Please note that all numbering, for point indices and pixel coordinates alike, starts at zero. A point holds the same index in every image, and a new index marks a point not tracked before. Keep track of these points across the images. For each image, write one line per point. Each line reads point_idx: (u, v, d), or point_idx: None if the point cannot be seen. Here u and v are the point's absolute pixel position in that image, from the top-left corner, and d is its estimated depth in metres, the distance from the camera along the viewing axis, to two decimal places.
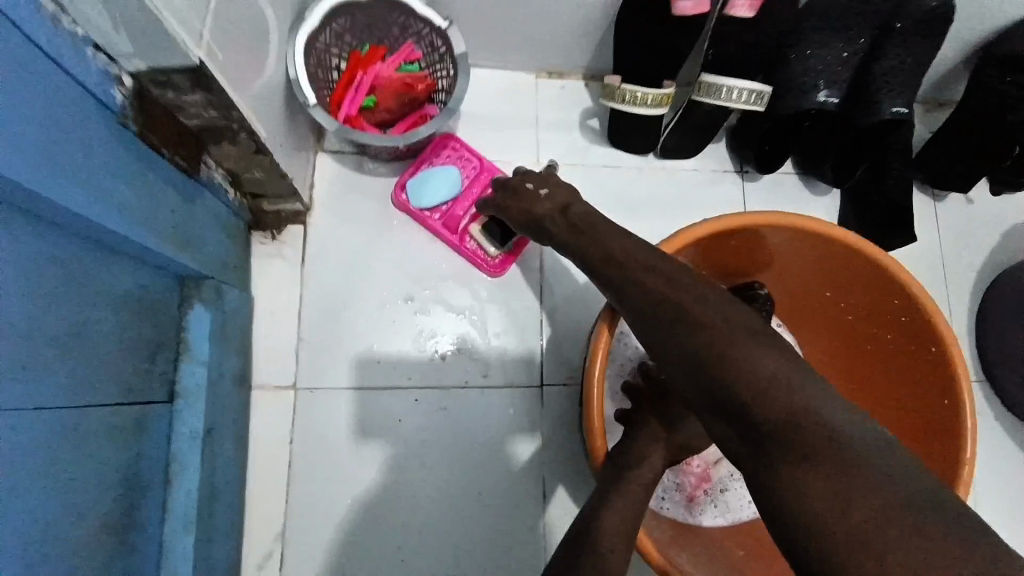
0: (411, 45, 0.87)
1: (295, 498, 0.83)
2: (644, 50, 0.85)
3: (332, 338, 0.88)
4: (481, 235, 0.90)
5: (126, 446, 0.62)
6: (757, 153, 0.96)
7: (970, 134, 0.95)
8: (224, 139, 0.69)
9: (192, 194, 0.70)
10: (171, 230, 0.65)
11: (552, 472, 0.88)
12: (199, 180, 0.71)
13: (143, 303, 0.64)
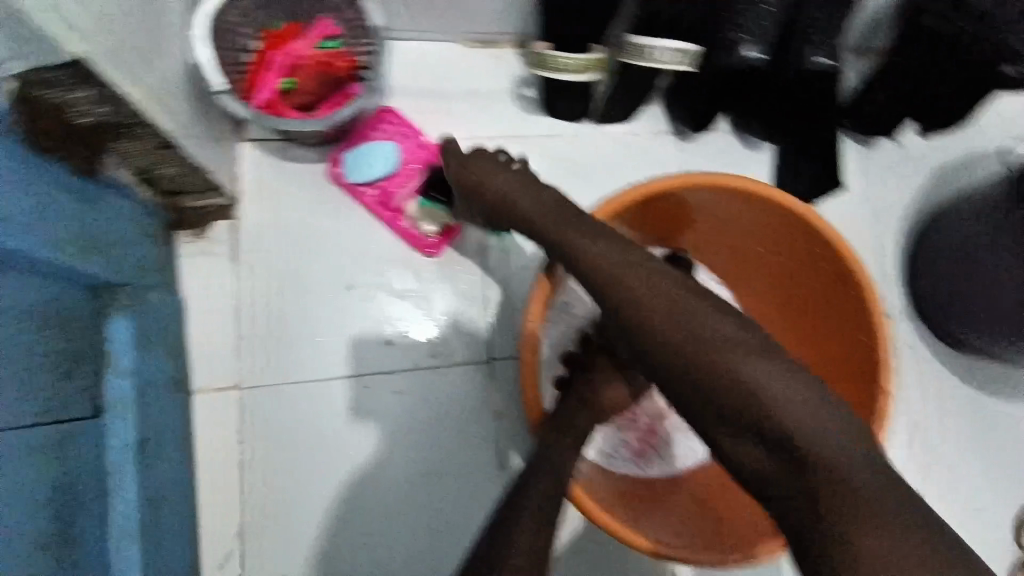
0: (329, 20, 0.80)
1: (250, 497, 0.83)
2: (566, 14, 0.83)
3: (271, 334, 0.86)
4: (416, 213, 0.90)
5: (55, 465, 0.60)
6: (692, 112, 0.97)
7: (898, 81, 0.95)
8: (125, 137, 0.65)
9: (96, 197, 0.66)
10: (75, 239, 0.61)
11: (507, 444, 0.89)
12: (102, 182, 0.67)
13: (48, 315, 0.60)
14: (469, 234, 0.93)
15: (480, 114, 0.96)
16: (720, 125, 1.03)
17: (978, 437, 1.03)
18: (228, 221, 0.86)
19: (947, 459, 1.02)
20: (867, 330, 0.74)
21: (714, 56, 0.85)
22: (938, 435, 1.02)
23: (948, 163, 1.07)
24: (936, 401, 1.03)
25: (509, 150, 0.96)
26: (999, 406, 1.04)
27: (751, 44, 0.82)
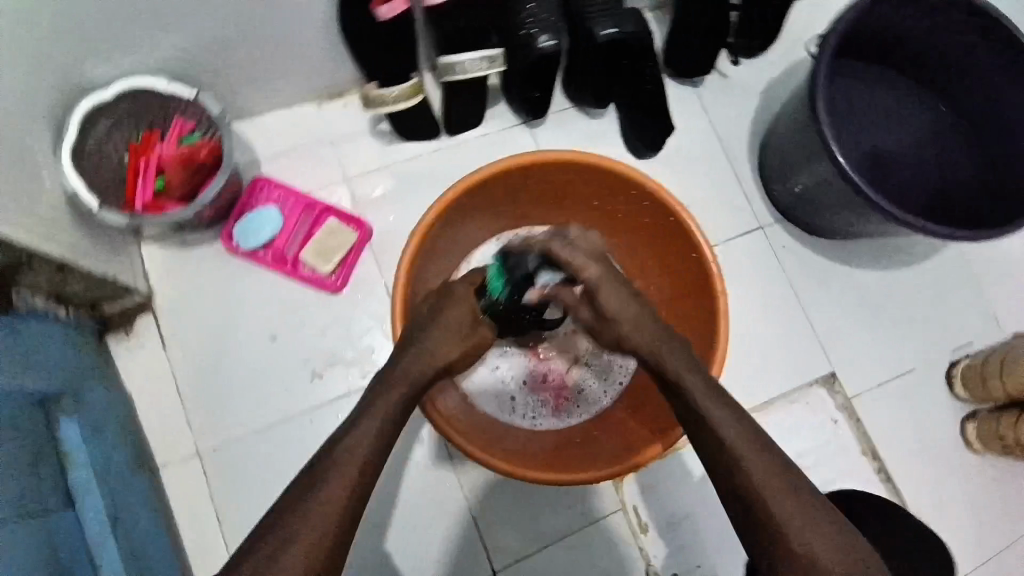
0: (180, 119, 0.94)
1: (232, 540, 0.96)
2: (376, 57, 0.94)
3: (212, 399, 0.99)
4: (311, 259, 1.01)
5: (47, 549, 0.72)
6: (528, 101, 1.06)
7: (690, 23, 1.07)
8: (27, 269, 0.78)
9: (19, 325, 0.78)
10: (9, 364, 0.72)
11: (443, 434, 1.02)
12: (19, 312, 0.80)
13: (10, 429, 0.71)
14: (366, 262, 1.05)
15: (344, 158, 1.08)
16: (560, 104, 1.15)
17: (869, 310, 1.13)
18: (151, 314, 1.00)
19: (846, 336, 1.12)
20: (689, 245, 0.91)
21: (519, 51, 0.96)
22: (828, 316, 1.13)
23: (774, 78, 1.19)
24: (818, 289, 1.14)
25: (380, 181, 1.08)
26: (881, 276, 1.15)
27: (542, 33, 0.94)
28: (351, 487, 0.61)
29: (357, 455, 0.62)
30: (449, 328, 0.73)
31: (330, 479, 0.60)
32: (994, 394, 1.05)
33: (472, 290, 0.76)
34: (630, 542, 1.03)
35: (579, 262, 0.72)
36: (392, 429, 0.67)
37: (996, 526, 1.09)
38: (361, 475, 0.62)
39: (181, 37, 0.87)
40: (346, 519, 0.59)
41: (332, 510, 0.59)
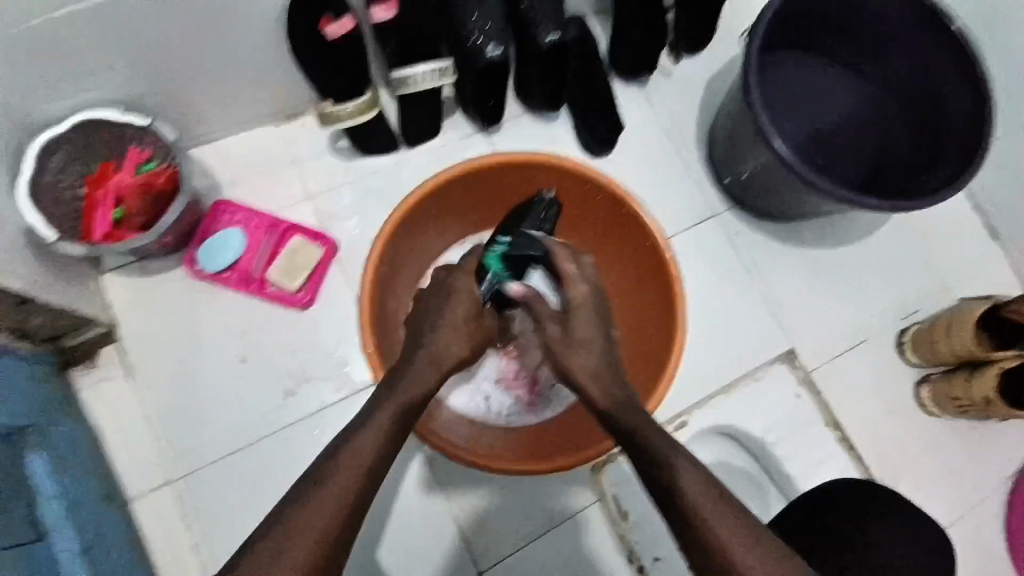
0: (137, 148, 0.93)
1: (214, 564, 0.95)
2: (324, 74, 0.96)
3: (184, 426, 0.98)
4: (279, 277, 1.02)
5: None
6: (484, 109, 1.10)
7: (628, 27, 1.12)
8: None
9: None
10: None
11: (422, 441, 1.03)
12: None
13: None
14: (334, 277, 1.06)
15: (305, 177, 1.09)
16: (514, 111, 1.18)
17: (822, 287, 1.19)
18: (114, 345, 1.00)
19: (802, 313, 1.18)
20: (643, 233, 0.97)
21: (469, 62, 1.00)
22: (784, 296, 1.18)
23: (714, 74, 1.25)
24: (775, 272, 1.19)
25: (342, 197, 1.10)
26: (830, 253, 1.21)
27: (489, 42, 0.97)
28: (352, 492, 0.61)
29: (347, 457, 0.63)
30: (451, 325, 0.78)
31: (330, 486, 0.61)
32: (944, 357, 1.11)
33: (471, 287, 0.82)
34: (614, 531, 1.05)
35: (574, 278, 0.81)
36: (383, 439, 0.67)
37: (960, 483, 1.14)
38: (363, 480, 0.63)
39: (129, 68, 0.88)
40: (344, 525, 0.60)
41: (331, 516, 0.59)
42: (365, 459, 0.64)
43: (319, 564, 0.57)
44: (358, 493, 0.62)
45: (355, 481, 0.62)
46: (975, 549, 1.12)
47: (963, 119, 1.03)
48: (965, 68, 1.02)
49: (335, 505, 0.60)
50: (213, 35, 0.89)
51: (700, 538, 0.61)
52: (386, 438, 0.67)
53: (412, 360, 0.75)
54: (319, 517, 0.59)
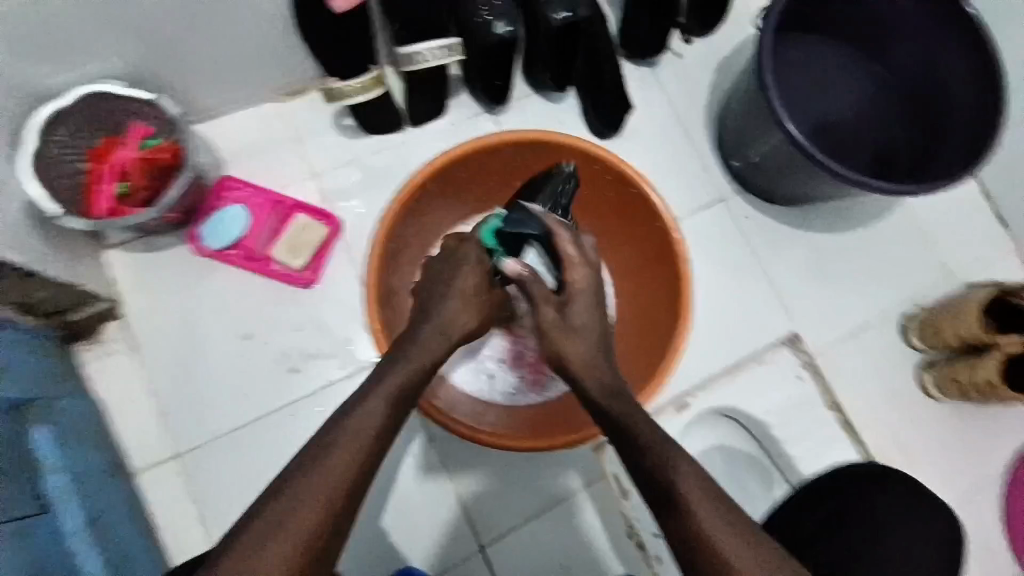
0: (140, 123, 0.93)
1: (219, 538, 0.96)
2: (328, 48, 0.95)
3: (188, 401, 0.99)
4: (283, 255, 1.01)
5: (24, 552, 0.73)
6: (491, 89, 1.09)
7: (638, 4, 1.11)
8: None
9: None
10: None
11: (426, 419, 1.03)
12: None
13: None
14: (338, 255, 1.06)
15: (309, 154, 1.08)
16: (521, 90, 1.17)
17: (829, 271, 1.19)
18: (118, 321, 1.00)
19: (807, 297, 1.17)
20: (652, 213, 0.96)
21: (476, 41, 0.99)
22: (789, 281, 1.18)
23: (724, 56, 1.23)
24: (781, 256, 1.18)
25: (347, 176, 1.09)
26: (836, 237, 1.20)
27: (497, 21, 0.97)
28: (358, 462, 0.61)
29: (359, 430, 0.63)
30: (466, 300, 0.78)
31: (336, 452, 0.61)
32: (947, 341, 1.11)
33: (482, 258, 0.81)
34: (613, 508, 1.05)
35: (575, 261, 0.77)
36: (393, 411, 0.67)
37: (960, 470, 1.14)
38: (371, 447, 0.63)
39: (132, 40, 0.87)
40: (350, 491, 0.60)
41: (337, 481, 0.60)
42: (374, 425, 0.64)
43: (323, 528, 0.58)
44: (365, 464, 0.62)
45: (362, 448, 0.62)
46: (972, 535, 1.12)
47: (974, 105, 1.02)
48: (977, 53, 1.01)
49: (342, 470, 0.60)
50: (218, 8, 0.88)
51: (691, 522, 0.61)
52: (395, 405, 0.67)
53: (421, 327, 0.75)
54: (327, 482, 0.59)
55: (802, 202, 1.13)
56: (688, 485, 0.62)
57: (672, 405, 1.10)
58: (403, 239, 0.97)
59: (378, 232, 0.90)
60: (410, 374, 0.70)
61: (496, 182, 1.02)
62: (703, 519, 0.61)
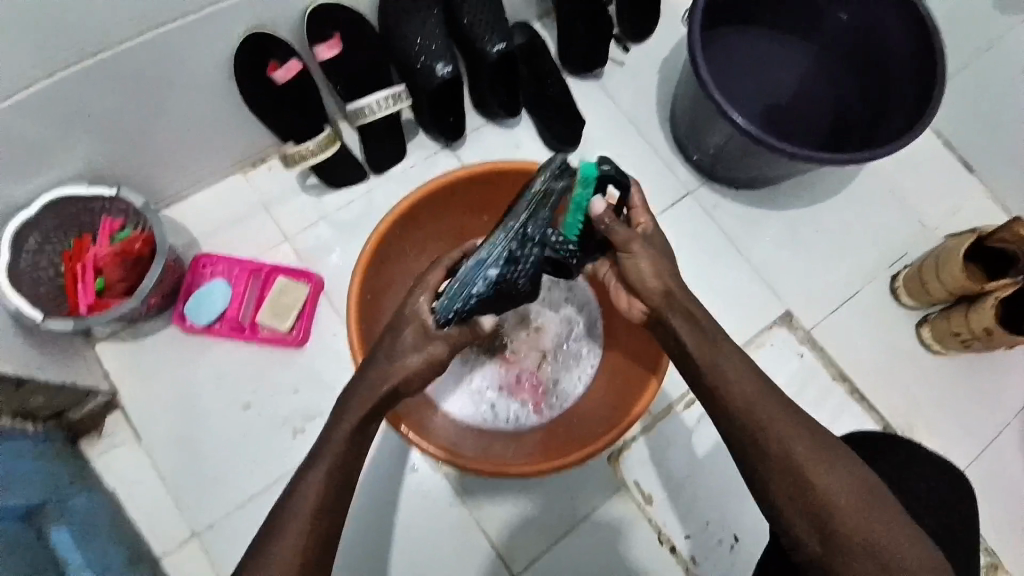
0: (109, 218, 0.96)
1: None
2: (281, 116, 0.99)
3: (198, 481, 0.99)
4: (268, 320, 1.02)
5: None
6: (445, 127, 1.11)
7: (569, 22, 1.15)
8: None
9: None
10: None
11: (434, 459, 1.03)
12: None
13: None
14: (323, 310, 1.07)
15: (281, 218, 1.11)
16: (475, 123, 1.20)
17: (807, 244, 1.19)
18: (119, 413, 1.01)
19: (790, 273, 1.18)
20: None
21: (419, 82, 1.04)
22: (770, 260, 1.18)
23: (664, 56, 1.26)
24: (756, 235, 1.19)
25: (320, 233, 1.11)
26: (807, 210, 1.21)
27: (436, 62, 1.02)
28: (310, 534, 0.62)
29: (309, 502, 0.63)
30: (409, 343, 0.73)
31: (284, 535, 0.61)
32: (937, 295, 1.10)
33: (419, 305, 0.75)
34: (639, 515, 1.05)
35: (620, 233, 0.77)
36: (348, 463, 0.66)
37: (977, 420, 1.13)
38: (326, 507, 0.63)
39: (94, 142, 0.91)
40: (306, 561, 0.61)
41: (294, 549, 0.60)
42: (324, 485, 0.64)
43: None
44: (315, 535, 0.62)
45: (316, 510, 0.62)
46: (1001, 484, 1.11)
47: (914, 63, 1.04)
48: (907, 13, 1.03)
49: (292, 547, 0.61)
50: (169, 97, 0.92)
51: (771, 464, 0.65)
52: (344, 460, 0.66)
53: (363, 374, 0.72)
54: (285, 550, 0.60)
55: (766, 180, 1.15)
56: (767, 428, 0.66)
57: (681, 401, 1.09)
58: (378, 285, 0.98)
59: (351, 285, 0.91)
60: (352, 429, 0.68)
61: (459, 215, 1.04)
62: (789, 462, 0.64)
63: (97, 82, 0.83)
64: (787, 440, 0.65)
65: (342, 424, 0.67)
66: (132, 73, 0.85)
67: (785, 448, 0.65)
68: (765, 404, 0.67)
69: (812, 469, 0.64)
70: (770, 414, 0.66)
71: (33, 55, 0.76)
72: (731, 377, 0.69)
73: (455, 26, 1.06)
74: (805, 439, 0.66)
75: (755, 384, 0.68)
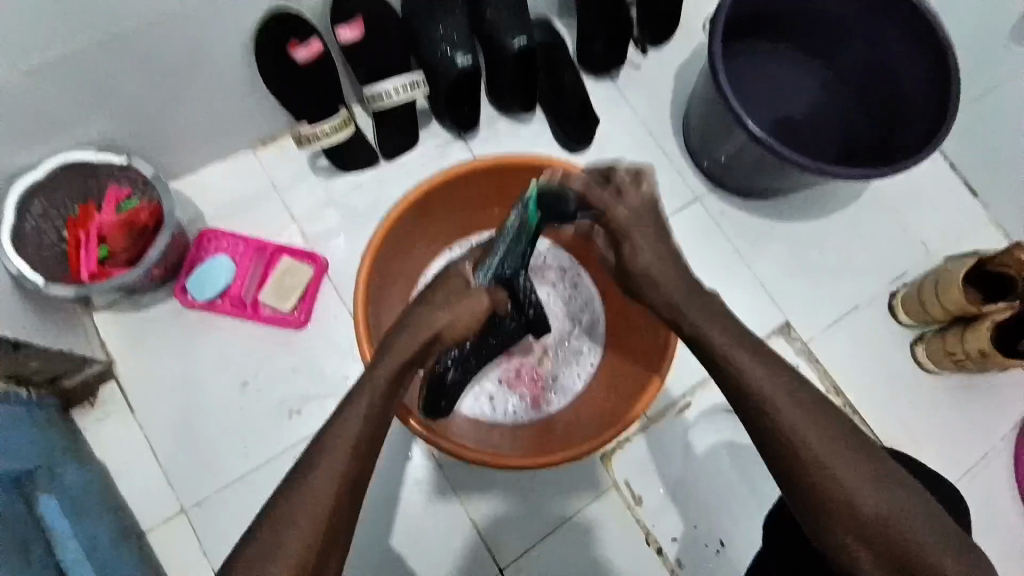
0: (116, 187, 0.95)
1: None
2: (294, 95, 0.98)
3: (189, 457, 0.99)
4: (271, 300, 1.01)
5: None
6: (461, 118, 1.11)
7: (590, 22, 1.15)
8: None
9: None
10: None
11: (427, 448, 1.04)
12: None
13: None
14: (326, 293, 1.07)
15: (288, 198, 1.10)
16: (489, 115, 1.19)
17: (810, 257, 1.20)
18: (114, 383, 1.00)
19: (791, 284, 1.19)
20: None
21: (437, 71, 1.04)
22: (773, 271, 1.19)
23: (681, 61, 1.27)
24: (760, 245, 1.20)
25: (327, 216, 1.10)
26: (813, 224, 1.22)
27: (457, 52, 1.01)
28: (345, 471, 0.64)
29: (346, 440, 0.66)
30: (438, 309, 0.77)
31: (321, 470, 0.63)
32: (934, 314, 1.12)
33: (461, 268, 0.82)
34: (627, 516, 1.06)
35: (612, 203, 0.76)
36: (381, 410, 0.70)
37: (966, 442, 1.15)
38: (352, 463, 0.65)
39: (105, 110, 0.90)
40: (338, 503, 0.63)
41: (322, 501, 0.62)
42: (352, 441, 0.66)
43: (313, 548, 0.60)
44: (351, 473, 0.65)
45: (343, 465, 0.64)
46: (986, 505, 1.13)
47: (928, 87, 1.05)
48: (925, 36, 1.04)
49: (324, 488, 0.62)
50: (182, 69, 0.91)
51: (795, 449, 0.63)
52: (371, 420, 0.69)
53: (374, 365, 0.74)
54: (311, 502, 0.61)
55: (774, 191, 1.16)
56: (790, 408, 0.64)
57: (675, 405, 1.10)
58: (387, 271, 0.98)
59: (362, 268, 0.91)
60: (381, 387, 0.71)
61: (470, 206, 1.04)
62: (812, 438, 0.63)
63: (117, 49, 0.82)
64: (833, 466, 0.62)
65: (373, 378, 0.72)
66: (151, 43, 0.84)
67: (814, 432, 0.63)
68: (812, 429, 0.63)
69: (837, 450, 0.63)
70: (813, 439, 0.63)
71: (55, 18, 0.74)
72: (750, 378, 0.66)
73: (477, 17, 1.06)
74: (828, 432, 0.63)
75: (800, 405, 0.64)
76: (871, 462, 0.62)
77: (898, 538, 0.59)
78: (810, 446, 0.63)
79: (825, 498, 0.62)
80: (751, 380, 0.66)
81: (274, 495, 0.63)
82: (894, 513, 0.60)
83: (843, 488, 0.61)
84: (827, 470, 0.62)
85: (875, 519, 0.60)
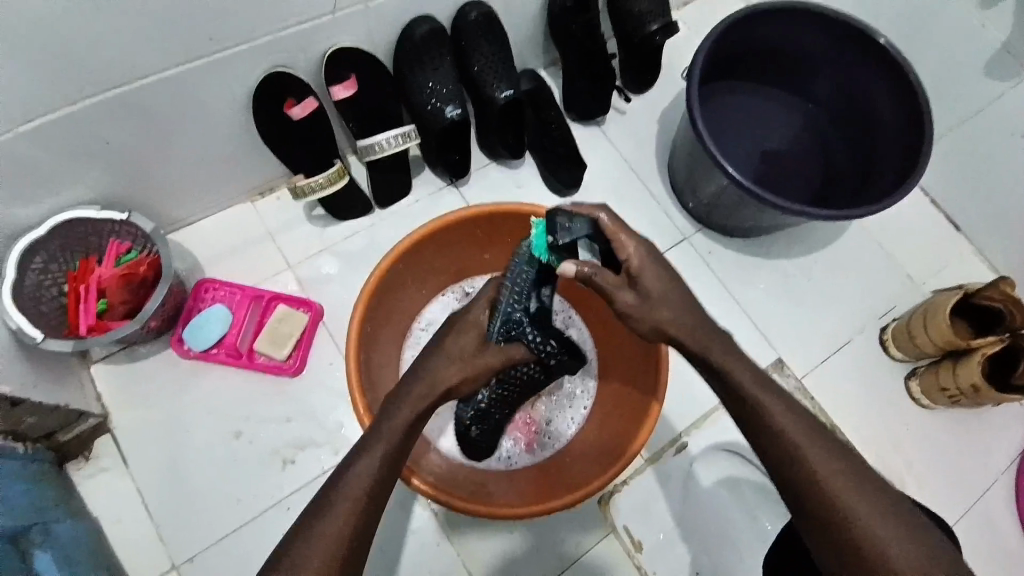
0: (116, 241, 0.98)
1: None
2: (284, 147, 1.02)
3: (182, 510, 0.98)
4: (265, 348, 1.03)
5: None
6: (451, 165, 1.15)
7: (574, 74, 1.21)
8: None
9: None
10: None
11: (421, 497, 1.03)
12: None
13: None
14: (320, 340, 1.08)
15: (284, 247, 1.13)
16: (479, 163, 1.23)
17: (798, 293, 1.22)
18: (107, 436, 1.00)
19: (781, 320, 1.20)
20: None
21: (428, 124, 1.08)
22: (761, 308, 1.21)
23: (664, 107, 1.31)
24: (748, 282, 1.22)
25: (322, 263, 1.13)
26: (800, 261, 1.24)
27: (445, 105, 1.06)
28: (355, 516, 0.64)
29: (359, 486, 0.66)
30: (456, 354, 0.77)
31: (331, 515, 0.63)
32: (925, 349, 1.12)
33: (478, 318, 0.81)
34: (625, 563, 1.04)
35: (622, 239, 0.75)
36: (398, 452, 0.71)
37: (967, 476, 1.14)
38: (365, 505, 0.65)
39: (108, 169, 0.93)
40: (345, 549, 0.62)
41: (333, 546, 0.62)
42: (364, 483, 0.66)
43: None
44: (362, 516, 0.65)
45: (354, 506, 0.64)
46: (992, 542, 1.11)
47: (901, 125, 1.09)
48: (898, 83, 1.08)
49: (334, 534, 0.62)
50: (180, 127, 0.94)
51: (789, 459, 0.66)
52: (384, 463, 0.69)
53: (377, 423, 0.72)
54: (323, 545, 0.62)
55: (760, 228, 1.18)
56: (779, 414, 0.67)
57: (670, 447, 1.09)
58: (380, 318, 1.00)
59: (354, 318, 0.92)
60: (397, 431, 0.71)
61: (459, 251, 1.06)
62: (798, 445, 0.65)
63: (118, 112, 0.86)
64: (826, 479, 0.64)
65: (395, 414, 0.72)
66: (150, 106, 0.88)
67: (804, 442, 0.66)
68: (821, 460, 0.65)
69: (824, 461, 0.65)
70: (808, 449, 0.65)
71: (61, 86, 0.79)
72: (752, 392, 0.69)
73: (464, 71, 1.10)
74: (818, 448, 0.65)
75: (809, 437, 0.66)
76: (866, 483, 0.64)
77: (892, 542, 0.61)
78: (802, 452, 0.65)
79: (820, 510, 0.64)
80: (750, 394, 0.69)
81: (284, 537, 0.63)
82: (887, 528, 0.62)
83: (836, 500, 0.63)
84: (839, 504, 0.63)
85: (875, 527, 0.62)
